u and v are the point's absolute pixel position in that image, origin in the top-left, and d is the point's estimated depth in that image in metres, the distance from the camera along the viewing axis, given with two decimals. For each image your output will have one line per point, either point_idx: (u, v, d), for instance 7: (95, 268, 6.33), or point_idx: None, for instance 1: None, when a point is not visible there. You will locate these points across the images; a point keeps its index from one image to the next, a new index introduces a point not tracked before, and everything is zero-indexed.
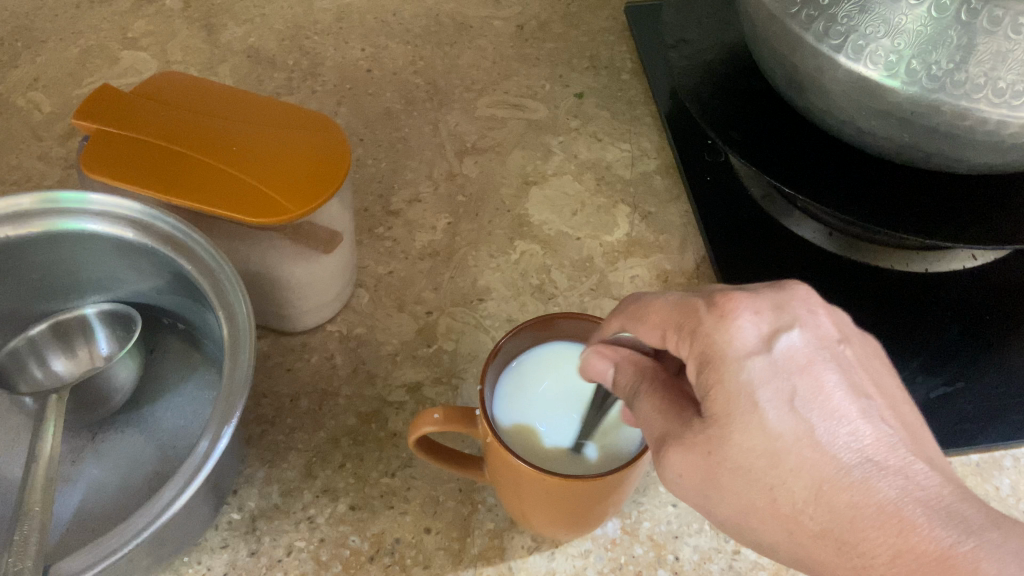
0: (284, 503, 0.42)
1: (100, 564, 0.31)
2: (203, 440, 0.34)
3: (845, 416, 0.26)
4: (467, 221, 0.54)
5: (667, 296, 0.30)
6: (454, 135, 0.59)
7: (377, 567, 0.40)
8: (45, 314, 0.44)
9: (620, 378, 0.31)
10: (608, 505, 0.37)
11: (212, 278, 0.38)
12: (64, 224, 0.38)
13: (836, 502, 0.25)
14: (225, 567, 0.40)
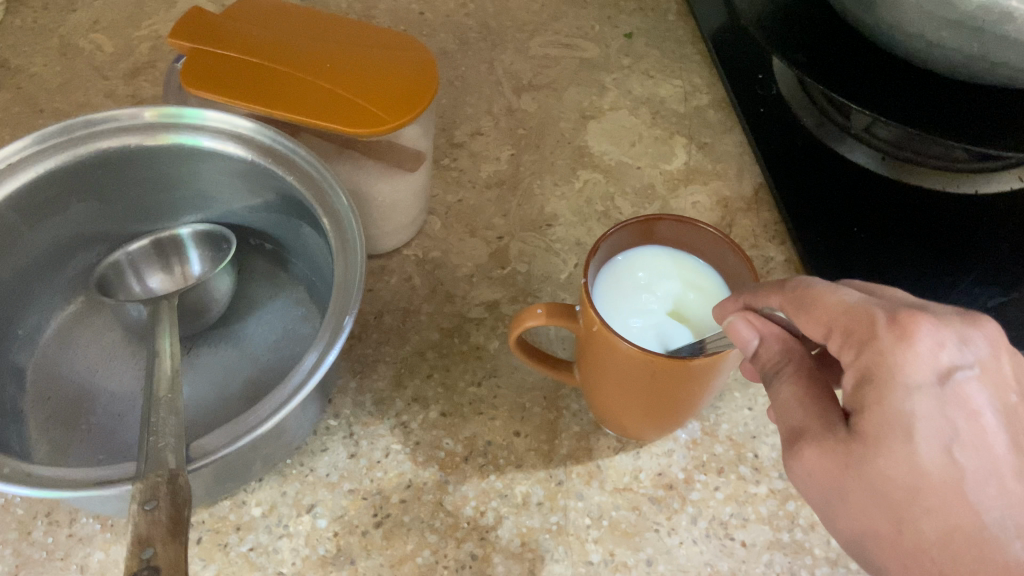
0: (378, 410, 0.44)
1: (232, 445, 0.31)
2: (312, 354, 0.34)
3: (998, 468, 0.26)
4: (530, 152, 0.56)
5: (845, 291, 0.29)
6: (510, 73, 0.60)
7: (472, 467, 0.42)
8: (145, 232, 0.45)
9: (762, 354, 0.30)
10: (699, 400, 0.39)
11: (314, 184, 0.39)
12: (177, 139, 0.40)
13: (966, 553, 0.24)
14: (327, 468, 0.41)
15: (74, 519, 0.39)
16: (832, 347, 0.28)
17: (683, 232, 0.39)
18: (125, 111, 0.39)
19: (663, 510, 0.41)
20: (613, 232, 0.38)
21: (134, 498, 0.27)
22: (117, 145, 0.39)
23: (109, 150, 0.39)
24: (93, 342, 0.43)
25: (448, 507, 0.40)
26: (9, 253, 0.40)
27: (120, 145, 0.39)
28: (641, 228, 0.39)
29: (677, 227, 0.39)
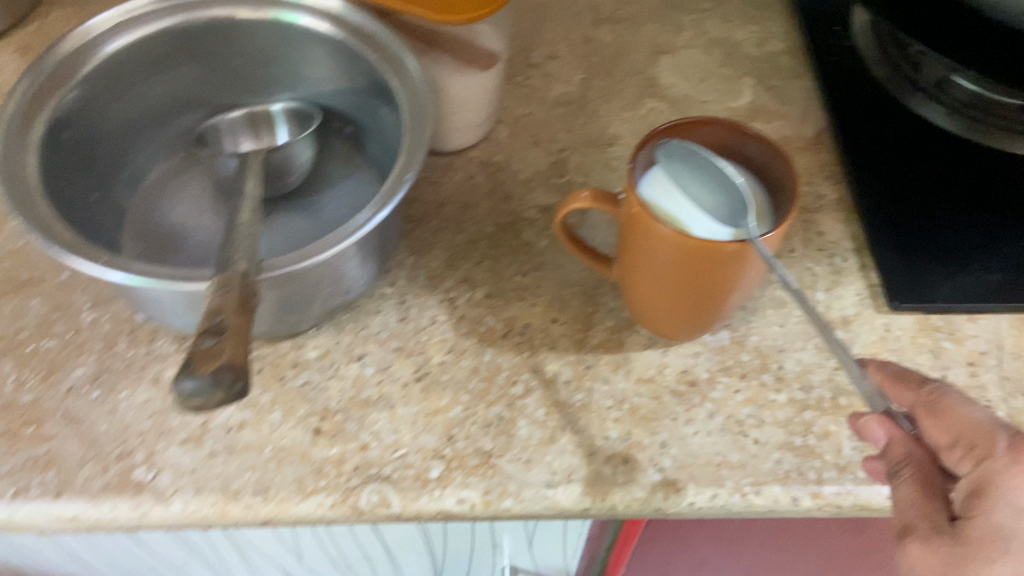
0: (429, 285, 0.47)
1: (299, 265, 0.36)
2: (364, 213, 0.37)
3: None
4: (601, 78, 0.58)
5: (975, 409, 0.32)
6: (592, 6, 0.63)
7: (509, 343, 0.45)
8: (242, 104, 0.50)
9: (891, 450, 0.32)
10: (730, 298, 0.41)
11: (392, 61, 0.42)
12: (278, 14, 0.44)
13: None
14: (379, 326, 0.45)
15: (152, 339, 0.44)
16: (958, 459, 0.32)
17: (731, 138, 0.40)
18: None
19: (683, 403, 0.43)
20: (664, 130, 0.40)
21: (211, 284, 0.32)
22: (225, 14, 0.43)
23: (218, 18, 0.44)
24: (184, 195, 0.48)
25: (482, 374, 0.44)
26: (123, 100, 0.45)
27: (228, 14, 0.43)
28: (692, 132, 0.41)
29: (727, 133, 0.40)
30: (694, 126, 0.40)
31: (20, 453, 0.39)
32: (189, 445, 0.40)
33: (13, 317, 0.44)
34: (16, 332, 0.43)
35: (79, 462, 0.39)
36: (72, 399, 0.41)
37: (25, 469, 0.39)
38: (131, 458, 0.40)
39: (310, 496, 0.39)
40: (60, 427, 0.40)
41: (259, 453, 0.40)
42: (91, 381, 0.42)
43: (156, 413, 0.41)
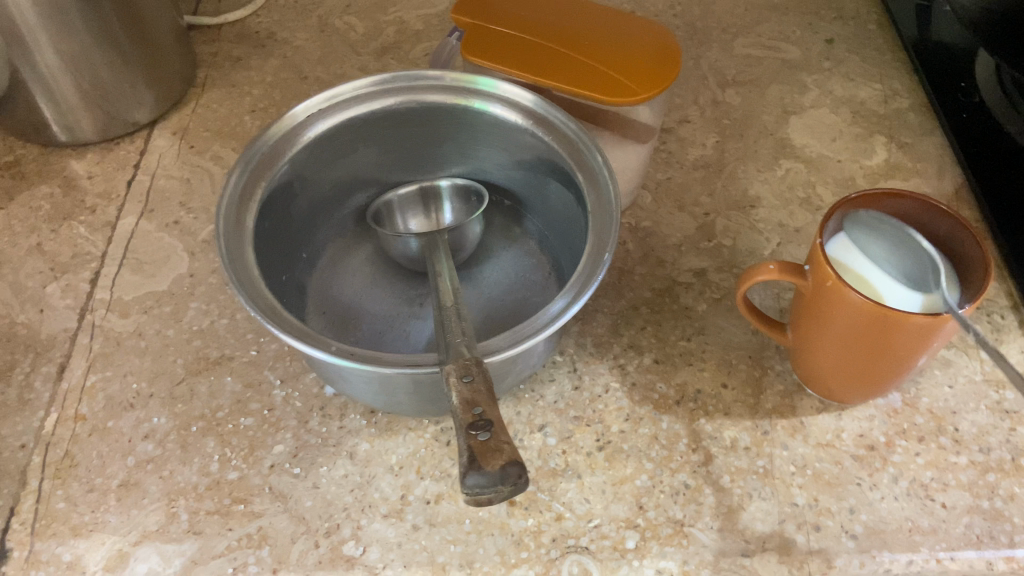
0: (597, 352, 0.49)
1: (513, 348, 0.37)
2: (559, 303, 0.38)
3: None
4: (734, 140, 0.60)
5: None
6: (716, 70, 0.65)
7: (684, 410, 0.46)
8: (412, 181, 0.52)
9: None
10: (902, 373, 0.41)
11: (575, 149, 0.43)
12: (467, 103, 0.45)
13: None
14: (555, 396, 0.47)
15: (343, 414, 0.46)
16: None
17: (922, 214, 0.41)
18: (431, 74, 0.45)
19: (865, 468, 0.44)
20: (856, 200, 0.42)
21: (453, 373, 0.34)
22: (416, 102, 0.45)
23: (408, 106, 0.45)
24: (358, 271, 0.51)
25: (662, 441, 0.45)
26: (309, 183, 0.47)
27: (419, 102, 0.45)
28: (886, 205, 0.42)
29: (918, 209, 0.41)
30: (891, 198, 0.42)
31: (233, 531, 0.41)
32: (392, 519, 0.42)
33: (210, 396, 0.46)
34: (214, 410, 0.45)
35: (291, 537, 0.41)
36: (276, 476, 0.43)
37: (241, 546, 0.41)
38: (339, 533, 0.41)
39: (514, 568, 0.40)
40: (268, 503, 0.42)
41: (460, 525, 0.42)
42: (292, 457, 0.44)
43: (357, 488, 0.43)
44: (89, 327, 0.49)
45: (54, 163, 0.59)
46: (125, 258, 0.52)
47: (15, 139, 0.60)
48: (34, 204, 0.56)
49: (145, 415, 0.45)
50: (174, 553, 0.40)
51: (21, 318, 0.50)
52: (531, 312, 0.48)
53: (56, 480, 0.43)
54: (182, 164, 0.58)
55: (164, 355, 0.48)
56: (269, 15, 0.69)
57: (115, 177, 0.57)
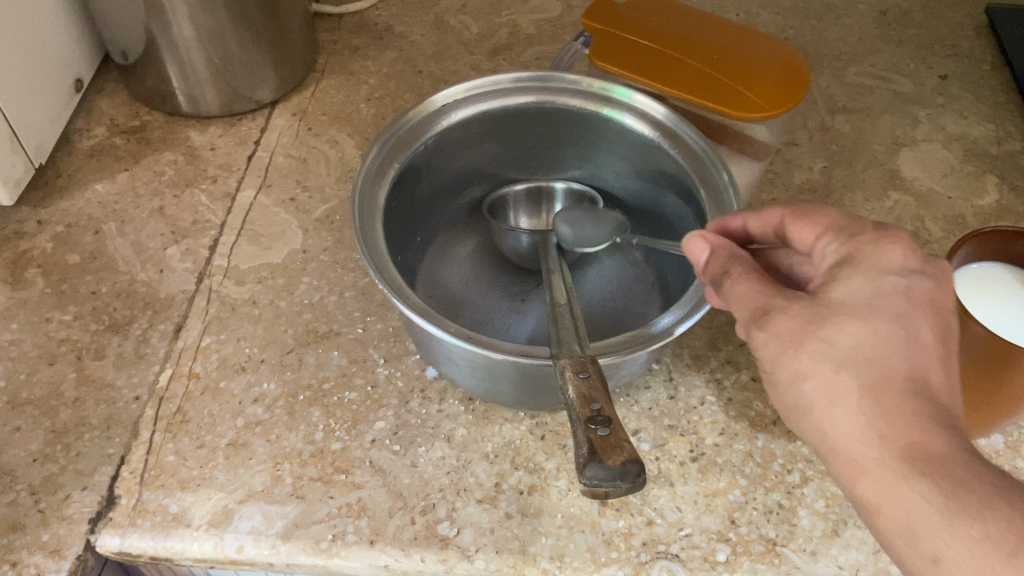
0: (694, 363, 0.49)
1: (629, 350, 0.37)
2: (671, 315, 0.38)
3: (896, 375, 0.28)
4: (842, 167, 0.60)
5: (820, 362, 0.29)
6: (826, 96, 0.65)
7: (780, 430, 0.46)
8: (530, 179, 0.54)
9: (830, 301, 0.30)
10: (1009, 418, 0.41)
11: (701, 164, 0.43)
12: (601, 110, 0.46)
13: (888, 414, 0.28)
14: (649, 402, 0.47)
15: (442, 398, 0.47)
16: (808, 342, 0.29)
17: None
18: (572, 78, 0.46)
19: None
20: (995, 237, 0.43)
21: (570, 367, 0.34)
22: (551, 103, 0.46)
23: (542, 106, 0.46)
24: (464, 262, 0.53)
25: (757, 458, 0.45)
26: (433, 170, 0.48)
27: (553, 103, 0.46)
28: (1014, 246, 0.43)
29: None
30: (1017, 237, 0.43)
31: (334, 499, 0.42)
32: (486, 504, 0.43)
33: (317, 368, 0.48)
34: (321, 382, 0.47)
35: (389, 512, 0.42)
36: (376, 451, 0.44)
37: (341, 515, 0.42)
38: (434, 513, 0.42)
39: (604, 567, 0.41)
40: (368, 476, 0.43)
41: (552, 519, 0.42)
42: (392, 434, 0.45)
43: (453, 471, 0.44)
44: (207, 291, 0.51)
45: (178, 132, 0.61)
46: (242, 229, 0.54)
47: (142, 106, 0.62)
48: (157, 168, 0.58)
49: (256, 380, 0.47)
50: (277, 515, 0.42)
51: (141, 275, 0.51)
52: (633, 320, 0.49)
53: (168, 433, 0.44)
54: (300, 144, 0.60)
55: (276, 325, 0.49)
56: (387, 9, 0.72)
57: (236, 151, 0.60)
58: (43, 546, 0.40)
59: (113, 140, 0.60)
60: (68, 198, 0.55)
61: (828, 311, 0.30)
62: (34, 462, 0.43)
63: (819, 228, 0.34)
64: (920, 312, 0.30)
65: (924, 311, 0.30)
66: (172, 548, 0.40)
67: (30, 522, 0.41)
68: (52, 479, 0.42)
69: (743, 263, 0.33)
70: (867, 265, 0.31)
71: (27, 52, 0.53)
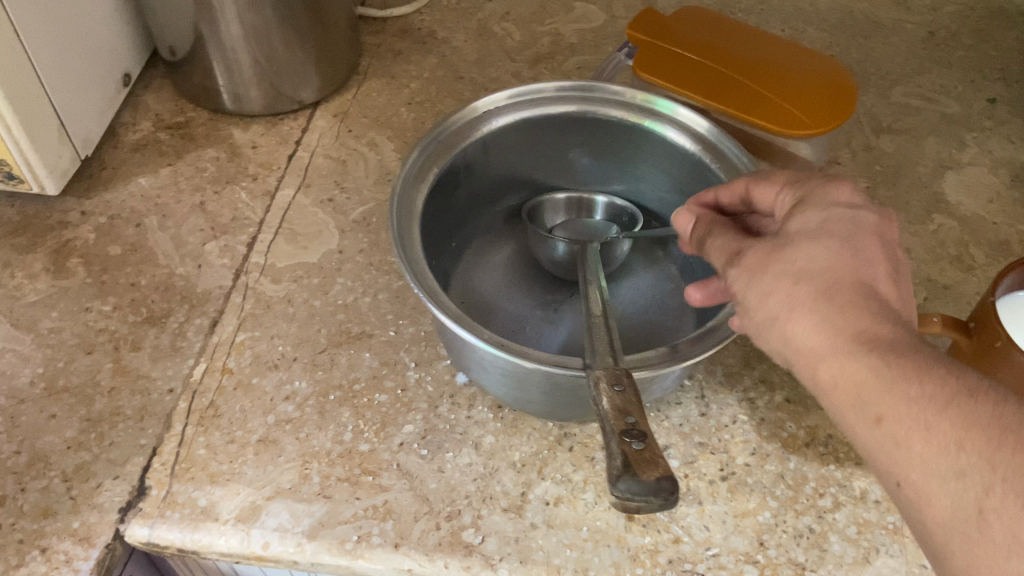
0: (727, 382, 0.48)
1: (663, 365, 0.37)
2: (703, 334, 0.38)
3: (857, 281, 0.29)
4: (885, 188, 0.59)
5: (782, 273, 0.29)
6: (870, 115, 0.64)
7: (813, 452, 0.45)
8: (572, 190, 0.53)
9: (794, 232, 0.31)
10: None
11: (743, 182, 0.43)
12: (645, 122, 0.46)
13: (850, 318, 0.28)
14: (680, 418, 0.46)
15: (471, 404, 0.47)
16: (771, 266, 0.30)
17: None
18: (617, 89, 0.46)
19: None
20: None
21: (603, 379, 0.34)
22: (595, 114, 0.46)
23: (585, 116, 0.46)
24: (499, 268, 0.52)
25: (788, 481, 0.44)
26: (473, 176, 0.48)
27: (596, 114, 0.46)
28: None
29: None
30: None
31: (360, 500, 0.42)
32: (511, 513, 0.43)
33: (349, 368, 0.48)
34: (351, 383, 0.47)
35: (414, 516, 0.42)
36: (404, 454, 0.44)
37: (366, 516, 0.42)
38: (460, 519, 0.42)
39: None
40: (395, 479, 0.43)
41: (577, 532, 0.42)
42: (420, 438, 0.45)
43: (480, 479, 0.44)
44: (243, 288, 0.51)
45: (221, 129, 0.62)
46: (280, 227, 0.55)
47: (187, 102, 0.63)
48: (200, 164, 0.59)
49: (288, 378, 0.47)
50: (304, 514, 0.42)
51: (179, 269, 0.52)
52: (666, 337, 0.48)
53: (199, 426, 0.45)
54: (340, 146, 0.61)
55: (309, 324, 0.50)
56: (431, 14, 0.72)
57: (277, 150, 0.60)
58: (73, 533, 0.41)
59: (158, 134, 0.61)
60: (112, 191, 0.56)
61: (787, 242, 0.31)
62: (68, 449, 0.43)
63: (779, 182, 0.35)
64: (870, 235, 0.30)
65: (875, 236, 0.30)
66: (199, 542, 0.41)
67: (62, 508, 0.41)
68: (85, 467, 0.43)
69: (722, 225, 0.35)
70: (818, 203, 0.32)
71: (79, 45, 0.54)
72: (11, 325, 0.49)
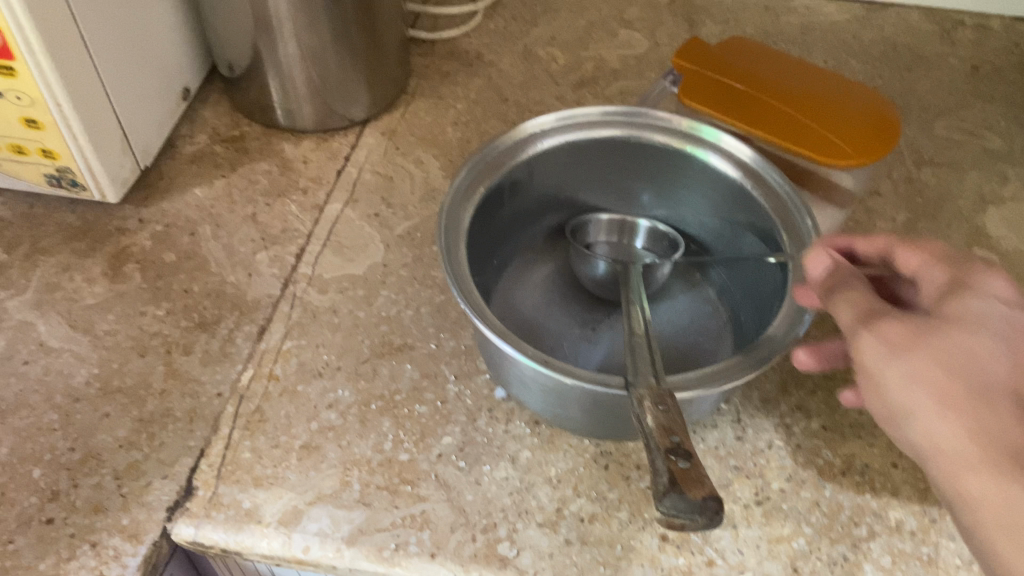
0: (764, 407, 0.48)
1: (701, 387, 0.37)
2: (742, 360, 0.38)
3: (1007, 387, 0.29)
4: (926, 220, 0.59)
5: (931, 360, 0.30)
6: (912, 147, 0.64)
7: (849, 481, 0.45)
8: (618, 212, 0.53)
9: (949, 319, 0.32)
10: None
11: (785, 213, 0.44)
12: (690, 149, 0.47)
13: (992, 426, 0.29)
14: (715, 441, 0.47)
15: (509, 419, 0.48)
16: (920, 351, 0.31)
17: None
18: (665, 116, 0.47)
19: None
20: None
21: (648, 398, 0.34)
22: (641, 139, 0.47)
23: (632, 141, 0.47)
24: (538, 286, 0.53)
25: (823, 508, 0.44)
26: (517, 196, 0.49)
27: (643, 139, 0.47)
28: None
29: None
30: None
31: (399, 509, 0.43)
32: (546, 528, 0.43)
33: (390, 379, 0.49)
34: (392, 393, 0.48)
35: (451, 527, 0.43)
36: (442, 465, 0.45)
37: (404, 525, 0.43)
38: (495, 532, 0.43)
39: None
40: (433, 490, 0.44)
41: (611, 550, 0.42)
42: (458, 451, 0.46)
43: (516, 493, 0.44)
44: (291, 298, 0.53)
45: (273, 143, 0.64)
46: (328, 240, 0.57)
47: (242, 116, 0.66)
48: (252, 177, 0.61)
49: (331, 386, 0.48)
50: (344, 519, 0.43)
51: (230, 277, 0.54)
52: (703, 360, 0.49)
53: (246, 430, 0.46)
54: (387, 162, 0.62)
55: (353, 335, 0.51)
56: (479, 37, 0.74)
57: (326, 165, 0.62)
58: (122, 529, 0.42)
59: (213, 147, 0.63)
60: (169, 200, 0.58)
61: (939, 326, 0.31)
62: (120, 447, 0.45)
63: (926, 256, 0.35)
64: None
65: None
66: (242, 543, 0.42)
67: (112, 504, 0.43)
68: (136, 465, 0.44)
69: (860, 282, 0.35)
70: (977, 289, 0.32)
71: (144, 60, 0.56)
72: (70, 325, 0.51)
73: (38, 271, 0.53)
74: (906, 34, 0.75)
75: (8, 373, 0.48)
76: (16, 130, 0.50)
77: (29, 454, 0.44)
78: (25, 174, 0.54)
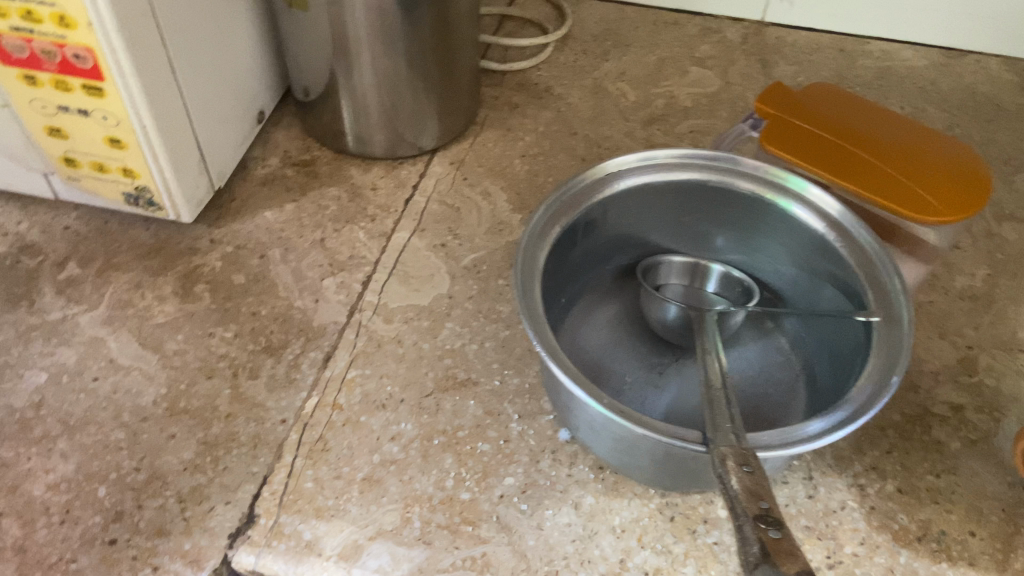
0: (837, 465, 0.47)
1: (784, 447, 0.36)
2: (828, 418, 0.37)
3: None
4: (1006, 277, 0.57)
5: None
6: (993, 200, 0.63)
7: (925, 548, 0.44)
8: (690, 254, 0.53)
9: None
10: None
11: (871, 269, 0.43)
12: (772, 197, 0.46)
13: None
14: (785, 498, 0.45)
15: (572, 463, 0.47)
16: None
17: None
18: (747, 161, 0.46)
19: None
20: None
21: (732, 459, 0.33)
22: (722, 184, 0.47)
23: (713, 185, 0.47)
24: (604, 327, 0.53)
25: None
26: (590, 236, 0.49)
27: (724, 184, 0.47)
28: None
29: None
30: None
31: (459, 550, 0.43)
32: None
33: (453, 414, 0.49)
34: (455, 429, 0.48)
35: (512, 572, 0.42)
36: (504, 506, 0.45)
37: (464, 567, 0.42)
38: None
39: None
40: (494, 532, 0.44)
41: None
42: (520, 492, 0.45)
43: (579, 540, 0.43)
44: (356, 325, 0.53)
45: (343, 169, 0.64)
46: (394, 268, 0.57)
47: (313, 141, 0.66)
48: (321, 202, 0.61)
49: (395, 418, 0.48)
50: (404, 557, 0.42)
51: (297, 302, 0.54)
52: (774, 412, 0.48)
53: (309, 459, 0.46)
54: (454, 193, 0.62)
55: (418, 366, 0.51)
56: (549, 70, 0.74)
57: (394, 193, 0.62)
58: (184, 554, 0.42)
59: (284, 170, 0.64)
60: (239, 221, 0.59)
61: None
62: (185, 470, 0.45)
63: None
64: None
65: None
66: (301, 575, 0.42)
67: (175, 528, 0.43)
68: (199, 489, 0.44)
69: None
70: None
71: (225, 84, 0.57)
72: (139, 343, 0.51)
73: (110, 287, 0.54)
74: (986, 83, 0.73)
75: (78, 389, 0.48)
76: (101, 149, 0.51)
77: (96, 472, 0.45)
78: (103, 191, 0.55)
